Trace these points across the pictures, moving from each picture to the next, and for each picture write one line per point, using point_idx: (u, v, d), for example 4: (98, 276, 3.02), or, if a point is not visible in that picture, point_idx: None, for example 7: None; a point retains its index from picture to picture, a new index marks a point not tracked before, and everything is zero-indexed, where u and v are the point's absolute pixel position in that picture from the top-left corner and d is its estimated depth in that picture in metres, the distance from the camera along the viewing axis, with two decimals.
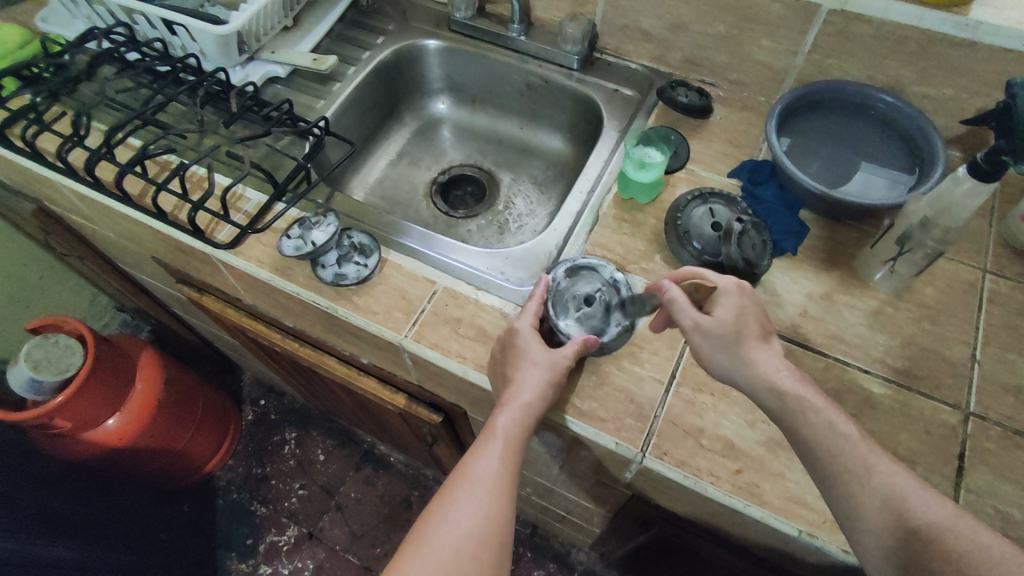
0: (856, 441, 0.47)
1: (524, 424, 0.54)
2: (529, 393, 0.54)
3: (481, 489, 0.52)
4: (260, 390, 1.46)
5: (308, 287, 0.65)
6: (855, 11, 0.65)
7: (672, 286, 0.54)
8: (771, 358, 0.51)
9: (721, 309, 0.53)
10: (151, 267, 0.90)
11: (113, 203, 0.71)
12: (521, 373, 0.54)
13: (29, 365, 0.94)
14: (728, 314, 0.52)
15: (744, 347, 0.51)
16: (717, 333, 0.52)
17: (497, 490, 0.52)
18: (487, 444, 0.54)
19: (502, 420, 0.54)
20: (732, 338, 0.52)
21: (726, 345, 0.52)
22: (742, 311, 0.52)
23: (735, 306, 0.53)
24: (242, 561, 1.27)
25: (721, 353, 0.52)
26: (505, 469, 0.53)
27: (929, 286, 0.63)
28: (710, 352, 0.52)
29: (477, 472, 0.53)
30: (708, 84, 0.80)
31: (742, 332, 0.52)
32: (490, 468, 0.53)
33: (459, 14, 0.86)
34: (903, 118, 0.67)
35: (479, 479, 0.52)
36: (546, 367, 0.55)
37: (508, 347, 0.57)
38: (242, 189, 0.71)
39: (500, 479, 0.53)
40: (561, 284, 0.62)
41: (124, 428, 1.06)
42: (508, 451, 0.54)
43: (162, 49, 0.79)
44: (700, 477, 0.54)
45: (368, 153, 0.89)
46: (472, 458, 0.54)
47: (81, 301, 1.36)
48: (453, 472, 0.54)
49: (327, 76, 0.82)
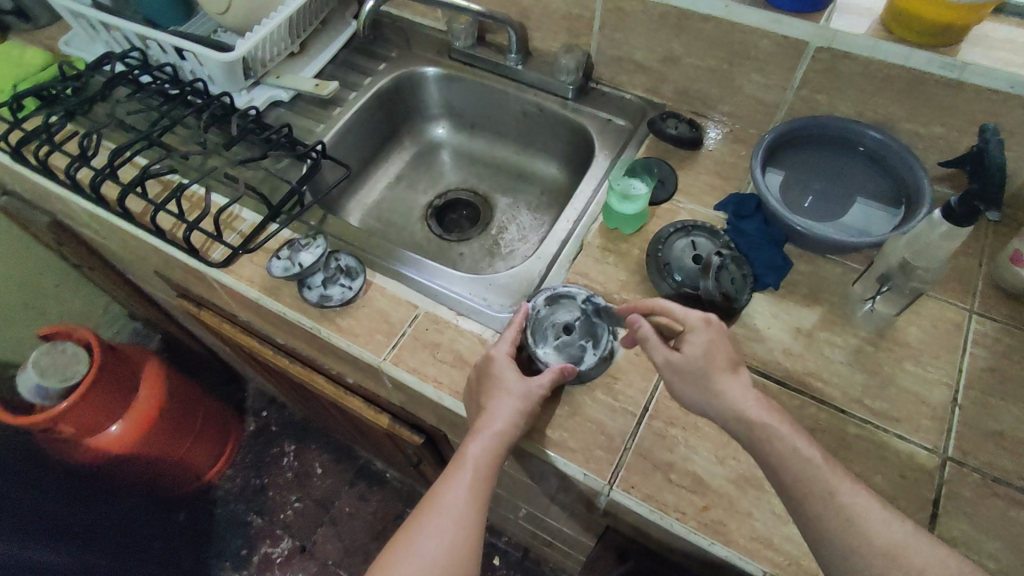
0: (819, 484, 0.47)
1: (495, 454, 0.54)
2: (501, 423, 0.54)
3: (448, 518, 0.52)
4: (262, 401, 1.48)
5: (294, 306, 0.67)
6: (843, 49, 0.65)
7: (642, 321, 0.54)
8: (739, 387, 0.51)
9: (690, 346, 0.52)
10: (154, 280, 0.93)
11: (115, 219, 0.74)
12: (493, 403, 0.55)
13: (36, 371, 0.98)
14: (696, 351, 0.52)
15: (713, 380, 0.51)
16: (686, 369, 0.52)
17: (464, 520, 0.52)
18: (457, 473, 0.54)
19: (474, 449, 0.54)
20: (701, 374, 0.51)
21: (696, 380, 0.52)
22: (710, 346, 0.52)
23: (705, 340, 0.52)
24: (236, 572, 1.29)
25: (690, 388, 0.52)
26: (474, 498, 0.54)
27: (912, 325, 0.63)
28: (679, 386, 0.52)
29: (446, 501, 0.53)
30: (701, 116, 0.81)
31: (711, 368, 0.51)
32: (459, 496, 0.53)
33: (459, 43, 0.88)
34: (889, 153, 0.67)
35: (447, 509, 0.53)
36: (519, 397, 0.55)
37: (483, 375, 0.58)
38: (238, 209, 0.73)
39: (468, 508, 0.53)
40: (540, 312, 0.62)
41: (126, 436, 1.08)
42: (478, 480, 0.54)
43: (172, 73, 0.82)
44: (666, 512, 0.54)
45: (366, 175, 0.91)
46: (442, 486, 0.54)
47: (93, 309, 1.40)
48: (423, 499, 0.54)
49: (328, 101, 0.85)
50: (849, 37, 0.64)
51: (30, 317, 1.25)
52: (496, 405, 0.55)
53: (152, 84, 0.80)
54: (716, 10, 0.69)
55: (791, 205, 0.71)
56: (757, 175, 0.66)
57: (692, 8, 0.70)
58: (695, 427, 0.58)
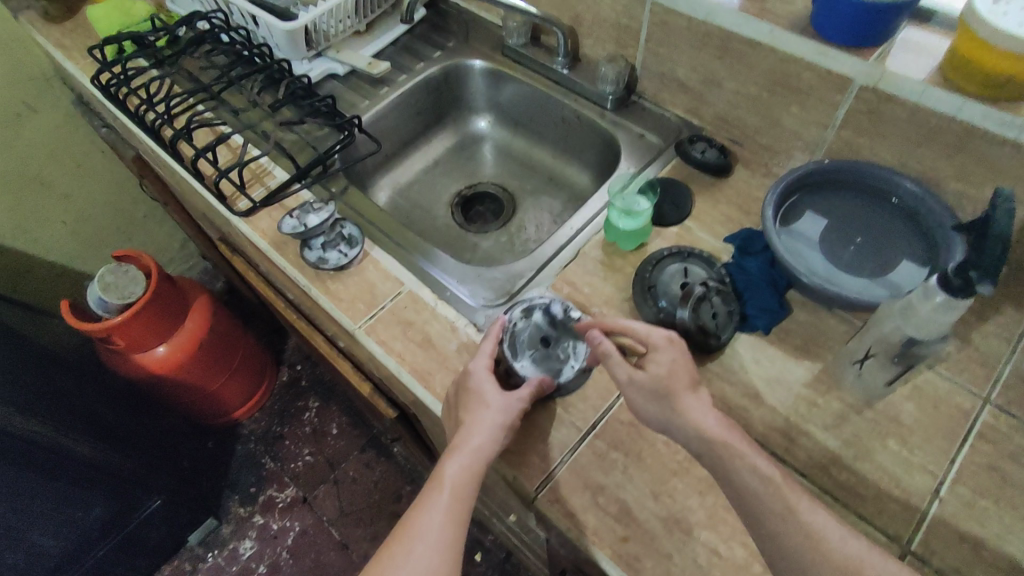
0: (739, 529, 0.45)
1: (474, 472, 0.52)
2: (481, 438, 0.53)
3: (431, 544, 0.50)
4: (299, 356, 1.59)
5: (294, 263, 0.71)
6: (888, 91, 0.60)
7: (603, 339, 0.54)
8: (702, 407, 0.49)
9: (654, 364, 0.52)
10: (205, 222, 1.02)
11: (167, 158, 0.81)
12: (472, 416, 0.54)
13: (100, 286, 1.06)
14: (659, 369, 0.51)
15: (675, 400, 0.50)
16: (649, 386, 0.51)
17: (449, 545, 0.50)
18: (438, 496, 0.52)
19: (451, 468, 0.53)
20: (662, 392, 0.50)
21: (657, 398, 0.50)
22: (673, 365, 0.51)
23: (667, 359, 0.52)
24: (242, 506, 1.39)
25: (653, 406, 0.51)
26: (458, 520, 0.51)
27: (909, 402, 0.57)
28: (642, 404, 0.51)
29: (427, 525, 0.51)
30: (736, 146, 0.77)
31: (674, 386, 0.50)
32: (442, 520, 0.51)
33: (513, 41, 0.89)
34: (923, 206, 0.63)
35: (424, 534, 0.50)
36: (501, 412, 0.54)
37: (465, 390, 0.57)
38: (271, 167, 0.79)
39: (453, 531, 0.51)
40: (516, 325, 0.61)
41: (172, 359, 1.17)
42: (461, 500, 0.52)
43: (246, 37, 0.89)
44: (583, 533, 0.52)
45: (404, 155, 0.95)
46: (424, 510, 0.52)
47: (172, 244, 1.55)
48: (401, 524, 0.52)
49: (379, 80, 0.89)
50: (896, 77, 0.59)
51: (116, 240, 1.40)
52: (478, 419, 0.54)
53: (227, 45, 0.88)
54: (760, 34, 0.65)
55: (827, 257, 0.65)
56: (768, 212, 0.63)
57: (736, 30, 0.67)
58: (637, 456, 0.56)
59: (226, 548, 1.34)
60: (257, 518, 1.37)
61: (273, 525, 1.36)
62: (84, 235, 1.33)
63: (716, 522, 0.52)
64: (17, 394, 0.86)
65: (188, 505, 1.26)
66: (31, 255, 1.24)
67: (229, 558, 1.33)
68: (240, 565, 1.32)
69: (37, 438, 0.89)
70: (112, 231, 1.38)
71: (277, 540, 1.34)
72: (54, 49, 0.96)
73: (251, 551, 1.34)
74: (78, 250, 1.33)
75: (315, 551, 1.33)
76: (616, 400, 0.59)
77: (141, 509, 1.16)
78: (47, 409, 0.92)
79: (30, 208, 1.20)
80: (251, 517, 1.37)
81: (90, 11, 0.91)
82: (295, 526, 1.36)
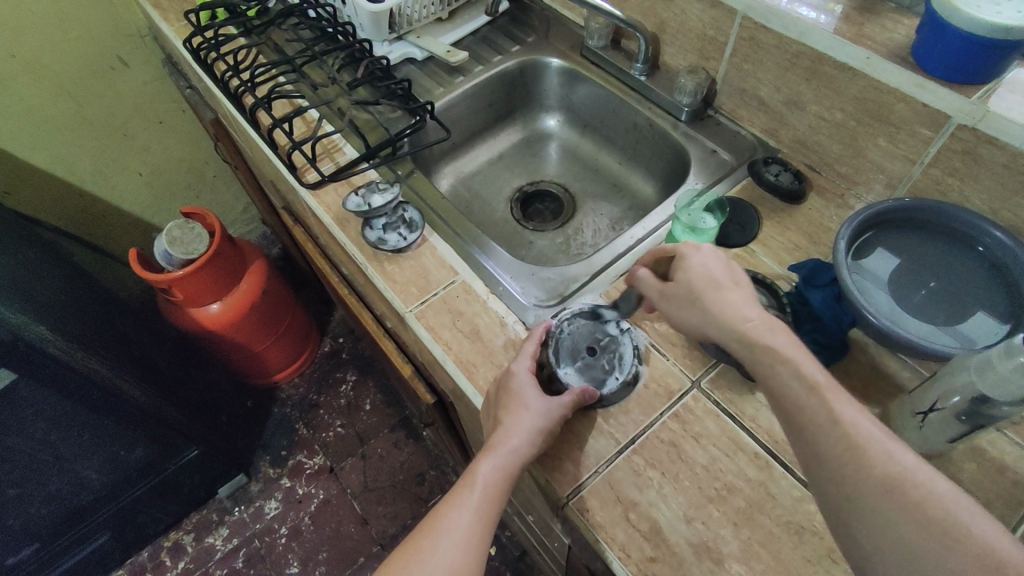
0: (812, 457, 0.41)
1: (506, 473, 0.52)
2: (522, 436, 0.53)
3: (455, 544, 0.49)
4: (343, 329, 1.63)
5: (354, 239, 0.72)
6: (987, 132, 0.56)
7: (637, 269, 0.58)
8: (742, 307, 0.49)
9: (680, 272, 0.54)
10: (272, 190, 1.05)
11: (245, 124, 0.84)
12: (512, 417, 0.54)
13: (167, 239, 1.10)
14: (686, 276, 0.53)
15: (706, 304, 0.51)
16: (683, 297, 0.53)
17: (476, 545, 0.49)
18: (470, 493, 0.52)
19: (486, 467, 0.53)
20: (690, 299, 0.52)
21: (690, 306, 0.52)
22: (700, 270, 0.53)
23: (697, 266, 0.53)
24: (272, 467, 1.43)
25: (686, 314, 0.52)
26: (486, 521, 0.51)
27: (971, 462, 0.54)
28: (682, 315, 0.53)
29: (454, 523, 0.50)
30: (813, 172, 0.75)
31: (704, 290, 0.51)
32: (472, 518, 0.50)
33: (593, 42, 0.89)
34: (1011, 258, 0.59)
35: (451, 530, 0.49)
36: (544, 416, 0.54)
37: (511, 389, 0.57)
38: (342, 144, 0.80)
39: (482, 532, 0.50)
40: (561, 332, 0.62)
41: (223, 317, 1.20)
42: (492, 500, 0.52)
43: (332, 15, 0.91)
44: (611, 547, 0.52)
45: (470, 146, 0.95)
46: (456, 505, 0.51)
47: (235, 207, 1.61)
48: (430, 516, 0.51)
49: (455, 69, 0.90)
50: (1000, 121, 0.55)
51: (185, 196, 1.46)
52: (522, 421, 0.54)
53: (313, 21, 0.91)
54: (854, 59, 0.62)
55: (899, 299, 0.62)
56: (840, 243, 0.61)
57: (829, 52, 0.64)
58: (675, 477, 0.55)
59: (252, 505, 1.39)
60: (285, 481, 1.41)
61: (298, 490, 1.40)
62: (156, 189, 1.39)
63: (749, 556, 0.51)
64: (81, 330, 0.91)
65: (223, 459, 1.30)
66: (106, 201, 1.31)
67: (253, 516, 1.38)
68: (264, 524, 1.37)
69: (95, 375, 0.93)
70: (183, 187, 1.44)
71: (301, 504, 1.38)
72: (152, 9, 1.00)
73: (275, 511, 1.38)
74: (149, 202, 1.39)
75: (335, 521, 1.36)
76: (658, 417, 0.58)
77: (179, 457, 1.21)
78: (106, 350, 0.95)
79: (111, 157, 1.26)
80: (279, 479, 1.42)
81: None
82: (320, 493, 1.40)
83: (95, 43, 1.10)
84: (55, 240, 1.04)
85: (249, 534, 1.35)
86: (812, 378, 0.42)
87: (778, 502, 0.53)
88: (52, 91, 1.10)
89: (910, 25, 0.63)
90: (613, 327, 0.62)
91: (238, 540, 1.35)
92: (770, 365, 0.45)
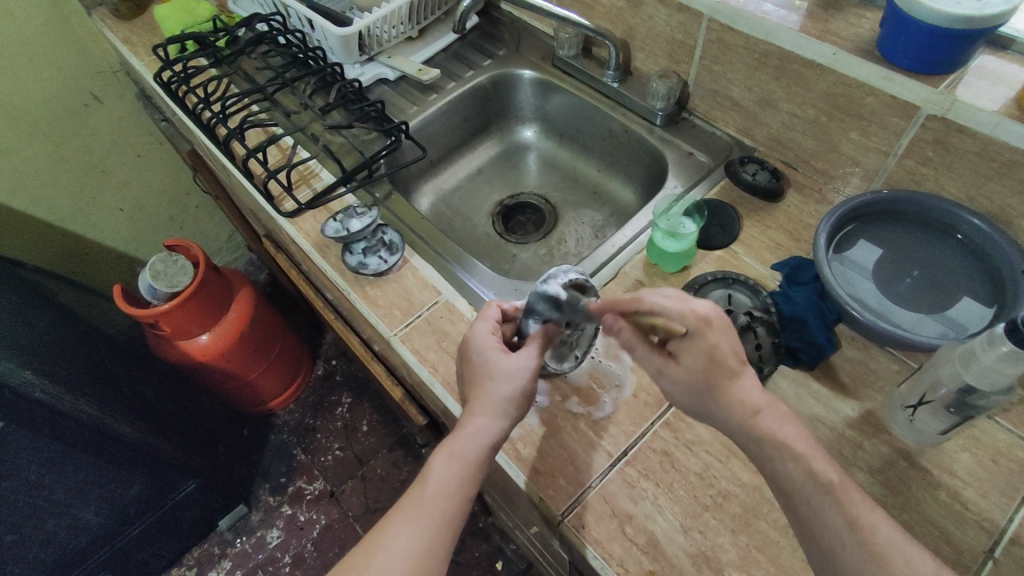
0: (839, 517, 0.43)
1: (462, 473, 0.50)
2: (481, 424, 0.52)
3: (406, 547, 0.47)
4: (336, 351, 1.62)
5: (335, 266, 0.71)
6: (957, 122, 0.56)
7: (618, 326, 0.51)
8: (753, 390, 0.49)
9: (688, 354, 0.49)
10: (254, 218, 1.05)
11: (220, 156, 0.84)
12: (471, 415, 0.52)
13: (150, 273, 1.08)
14: (695, 361, 0.49)
15: (722, 392, 0.48)
16: (689, 382, 0.49)
17: (424, 551, 0.47)
18: (424, 492, 0.50)
19: (441, 465, 0.51)
20: (702, 387, 0.49)
21: (699, 393, 0.49)
22: (711, 353, 0.48)
23: (704, 346, 0.48)
24: (272, 495, 1.42)
25: (694, 399, 0.50)
26: (440, 522, 0.49)
27: (964, 452, 0.53)
28: (685, 397, 0.50)
29: (408, 524, 0.48)
30: (791, 168, 0.75)
31: (717, 378, 0.48)
32: (424, 519, 0.48)
33: (563, 51, 0.89)
34: (990, 245, 0.59)
35: (402, 534, 0.48)
36: (502, 403, 0.53)
37: (470, 376, 0.56)
38: (319, 170, 0.80)
39: (433, 537, 0.48)
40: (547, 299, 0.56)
41: (212, 347, 1.19)
42: (448, 501, 0.50)
43: (302, 40, 0.91)
44: (608, 563, 0.51)
45: (448, 162, 0.95)
46: (405, 511, 0.49)
47: (219, 235, 1.60)
48: (384, 517, 0.50)
49: (428, 87, 0.90)
50: (968, 109, 0.55)
51: (168, 228, 1.45)
52: (479, 407, 0.53)
53: (283, 47, 0.91)
54: (822, 56, 0.62)
55: (883, 290, 0.62)
56: (819, 240, 0.61)
57: (796, 50, 0.64)
58: (669, 487, 0.54)
59: (254, 535, 1.37)
60: (286, 508, 1.40)
61: (300, 516, 1.39)
62: (139, 222, 1.38)
63: (749, 564, 0.50)
64: (67, 372, 0.90)
65: (221, 491, 1.29)
66: (89, 239, 1.30)
67: (255, 546, 1.36)
68: (266, 553, 1.35)
69: (83, 417, 0.92)
70: (165, 220, 1.43)
71: (303, 531, 1.37)
72: (122, 44, 1.00)
73: (277, 540, 1.37)
74: (132, 236, 1.38)
75: (338, 545, 1.35)
76: (650, 427, 0.57)
77: (176, 492, 1.20)
78: (95, 390, 0.94)
79: (91, 195, 1.25)
80: (280, 507, 1.40)
81: (158, 10, 0.94)
82: (321, 519, 1.38)
83: (67, 81, 1.10)
84: (40, 280, 1.03)
85: (252, 565, 1.34)
86: (824, 467, 0.45)
87: (774, 507, 0.52)
88: (26, 133, 1.09)
89: (874, 19, 0.63)
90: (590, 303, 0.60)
91: (242, 571, 1.33)
92: (780, 465, 0.46)
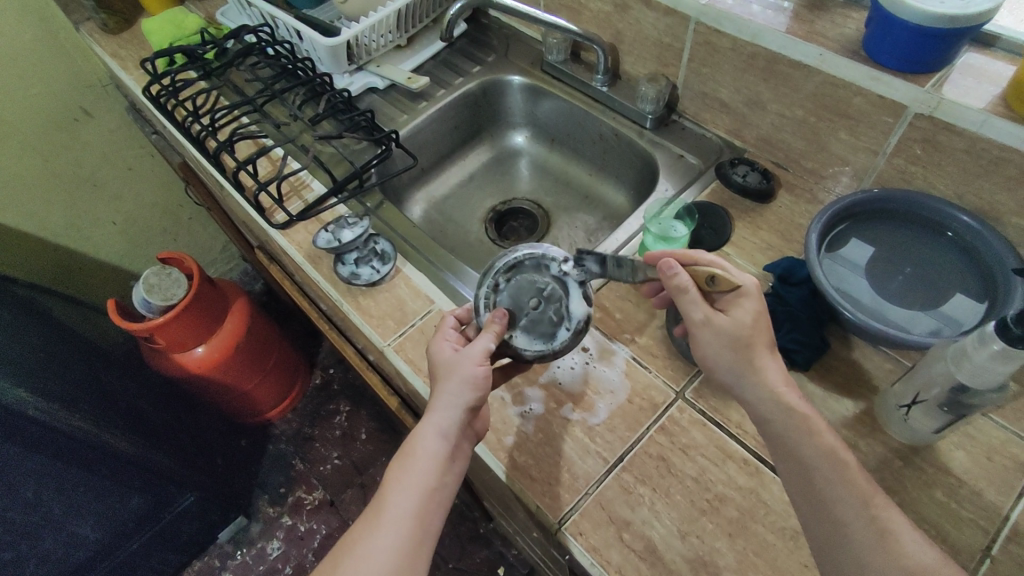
0: (833, 519, 0.43)
1: (426, 472, 0.48)
2: (438, 421, 0.50)
3: (377, 554, 0.45)
4: (332, 359, 1.62)
5: (327, 276, 0.71)
6: (945, 120, 0.57)
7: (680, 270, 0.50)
8: (779, 370, 0.49)
9: (739, 309, 0.50)
10: (247, 230, 1.05)
11: (210, 168, 0.84)
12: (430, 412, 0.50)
13: (144, 286, 1.08)
14: (744, 316, 0.49)
15: (754, 356, 0.49)
16: (731, 333, 0.49)
17: (396, 555, 0.45)
18: (391, 496, 0.48)
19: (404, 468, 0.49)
20: (743, 342, 0.49)
21: (736, 348, 0.49)
22: (759, 314, 0.49)
23: (753, 305, 0.50)
24: (271, 506, 1.42)
25: (728, 356, 0.49)
26: (410, 525, 0.47)
27: (959, 450, 0.53)
28: (718, 351, 0.50)
29: (377, 530, 0.47)
30: (781, 169, 0.75)
31: (755, 338, 0.49)
32: (395, 523, 0.47)
33: (552, 57, 0.89)
34: (980, 241, 0.59)
35: (372, 541, 0.46)
36: (459, 398, 0.50)
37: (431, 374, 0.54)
38: (310, 181, 0.80)
39: (402, 539, 0.46)
40: (483, 297, 0.58)
41: (210, 360, 1.19)
42: (417, 502, 0.48)
43: (290, 51, 0.91)
44: (606, 570, 0.51)
45: (439, 169, 0.95)
46: (370, 517, 0.47)
47: (213, 246, 1.60)
48: (354, 526, 0.48)
49: (418, 95, 0.90)
50: (954, 107, 0.55)
51: (162, 241, 1.45)
52: (435, 404, 0.51)
53: (271, 58, 0.91)
54: (809, 57, 0.63)
55: (875, 289, 0.62)
56: (810, 240, 0.61)
57: (783, 52, 0.64)
58: (665, 492, 0.54)
59: (254, 547, 1.37)
60: (286, 519, 1.40)
61: (300, 527, 1.39)
62: (132, 235, 1.38)
63: (747, 567, 0.50)
64: (62, 387, 0.89)
65: (220, 502, 1.29)
66: (82, 254, 1.30)
67: (256, 557, 1.36)
68: (267, 565, 1.35)
69: (78, 432, 0.91)
70: (158, 232, 1.43)
71: (303, 541, 1.37)
72: (110, 58, 1.00)
73: (278, 551, 1.36)
74: (125, 249, 1.38)
75: None
76: (646, 432, 0.57)
77: (175, 505, 1.19)
78: (90, 406, 0.94)
79: (84, 209, 1.25)
80: (279, 518, 1.40)
81: (146, 24, 0.94)
82: (321, 529, 1.38)
83: (57, 96, 1.10)
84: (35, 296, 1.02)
85: None
86: (818, 473, 0.44)
87: (771, 509, 0.52)
88: (17, 148, 1.09)
89: (860, 19, 0.63)
90: (554, 273, 0.59)
91: None
92: None
